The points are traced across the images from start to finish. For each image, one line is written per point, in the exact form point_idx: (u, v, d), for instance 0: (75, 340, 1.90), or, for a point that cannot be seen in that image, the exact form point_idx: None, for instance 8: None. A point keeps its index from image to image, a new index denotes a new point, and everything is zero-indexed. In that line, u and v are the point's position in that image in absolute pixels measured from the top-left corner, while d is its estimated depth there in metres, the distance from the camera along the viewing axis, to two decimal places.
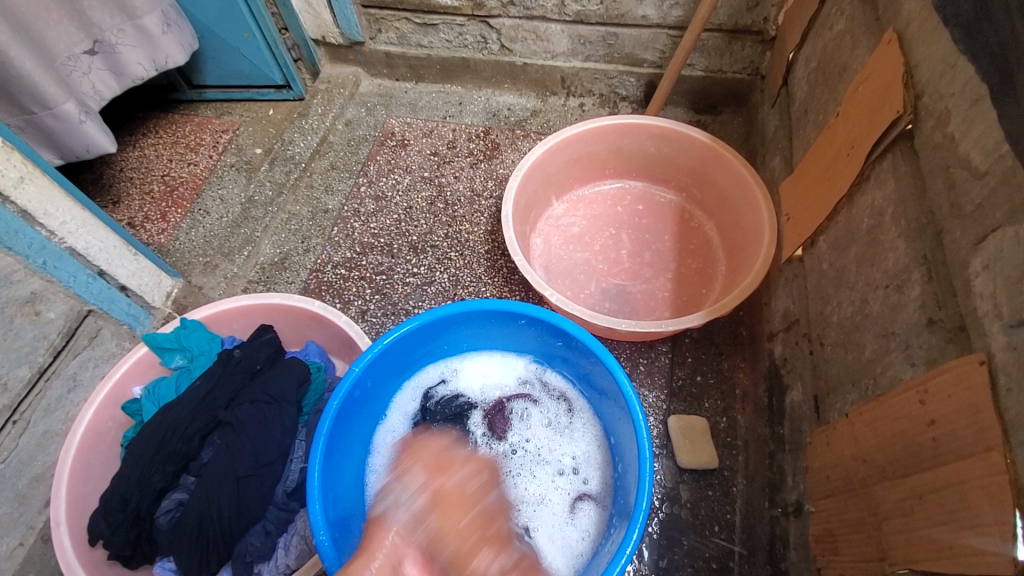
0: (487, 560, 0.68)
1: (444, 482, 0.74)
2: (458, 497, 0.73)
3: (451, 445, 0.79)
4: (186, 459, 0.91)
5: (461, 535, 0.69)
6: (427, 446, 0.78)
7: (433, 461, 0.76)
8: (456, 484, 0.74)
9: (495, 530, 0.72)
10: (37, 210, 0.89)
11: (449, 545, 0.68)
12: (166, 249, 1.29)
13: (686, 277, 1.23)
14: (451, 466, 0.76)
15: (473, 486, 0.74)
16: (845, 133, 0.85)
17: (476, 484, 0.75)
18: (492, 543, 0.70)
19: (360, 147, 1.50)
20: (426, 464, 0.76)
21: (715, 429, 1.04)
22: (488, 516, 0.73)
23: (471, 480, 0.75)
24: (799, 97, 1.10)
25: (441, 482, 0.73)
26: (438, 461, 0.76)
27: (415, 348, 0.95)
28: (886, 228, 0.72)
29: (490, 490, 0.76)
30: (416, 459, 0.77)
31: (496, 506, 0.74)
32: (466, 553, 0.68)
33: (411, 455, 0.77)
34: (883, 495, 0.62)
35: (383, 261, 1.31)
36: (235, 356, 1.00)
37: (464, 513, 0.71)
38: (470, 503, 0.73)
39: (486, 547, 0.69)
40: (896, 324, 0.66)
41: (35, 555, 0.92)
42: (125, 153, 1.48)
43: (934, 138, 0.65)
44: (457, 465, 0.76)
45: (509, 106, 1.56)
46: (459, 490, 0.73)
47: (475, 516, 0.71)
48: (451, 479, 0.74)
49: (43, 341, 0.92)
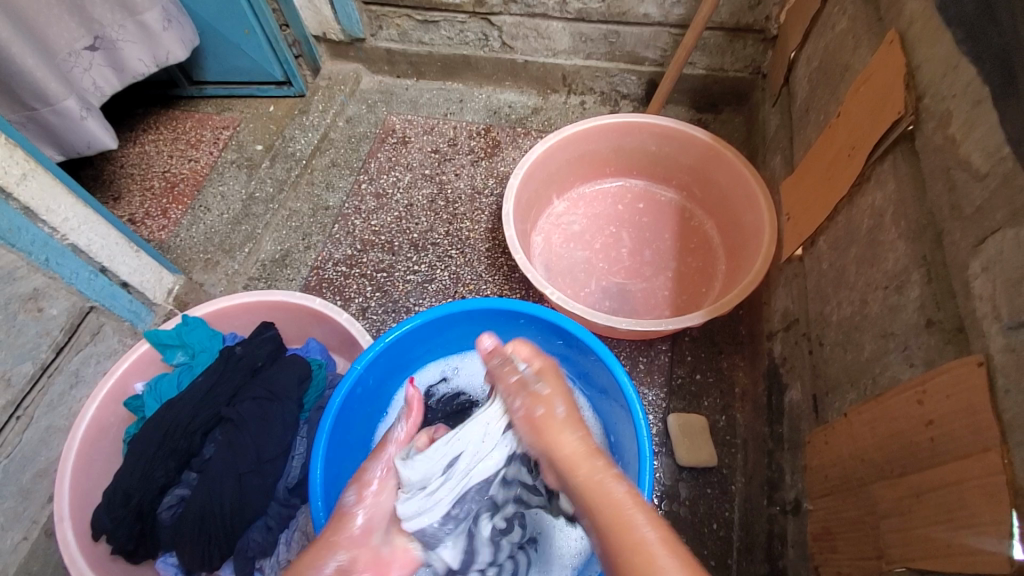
0: (573, 438, 0.65)
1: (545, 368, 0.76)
2: (554, 379, 0.74)
3: (551, 358, 0.79)
4: (188, 455, 0.92)
5: (546, 402, 0.70)
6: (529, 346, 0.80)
7: (537, 352, 0.78)
8: (554, 373, 0.75)
9: (580, 422, 0.68)
10: (39, 207, 0.89)
11: (539, 410, 0.69)
12: (167, 246, 1.30)
13: (686, 275, 1.23)
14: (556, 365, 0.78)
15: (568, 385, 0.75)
16: (846, 134, 0.85)
17: (567, 388, 0.74)
18: (578, 425, 0.67)
19: (361, 144, 1.50)
20: (527, 352, 0.78)
21: (714, 428, 1.04)
22: (576, 411, 0.70)
23: (561, 382, 0.74)
24: (800, 96, 1.10)
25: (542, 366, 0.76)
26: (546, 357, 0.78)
27: (417, 346, 0.96)
28: (886, 229, 0.72)
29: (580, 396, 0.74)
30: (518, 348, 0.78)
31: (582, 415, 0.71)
32: (545, 407, 0.69)
33: (513, 345, 0.79)
34: (881, 494, 0.62)
35: (384, 259, 1.31)
36: (237, 353, 1.01)
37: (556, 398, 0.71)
38: (563, 394, 0.72)
39: (571, 427, 0.66)
40: (895, 325, 0.67)
41: (38, 550, 0.92)
42: (126, 149, 1.48)
43: (935, 140, 0.65)
44: (553, 367, 0.76)
45: (510, 104, 1.56)
46: (558, 380, 0.75)
47: (566, 404, 0.70)
48: (548, 370, 0.75)
49: (46, 338, 0.93)
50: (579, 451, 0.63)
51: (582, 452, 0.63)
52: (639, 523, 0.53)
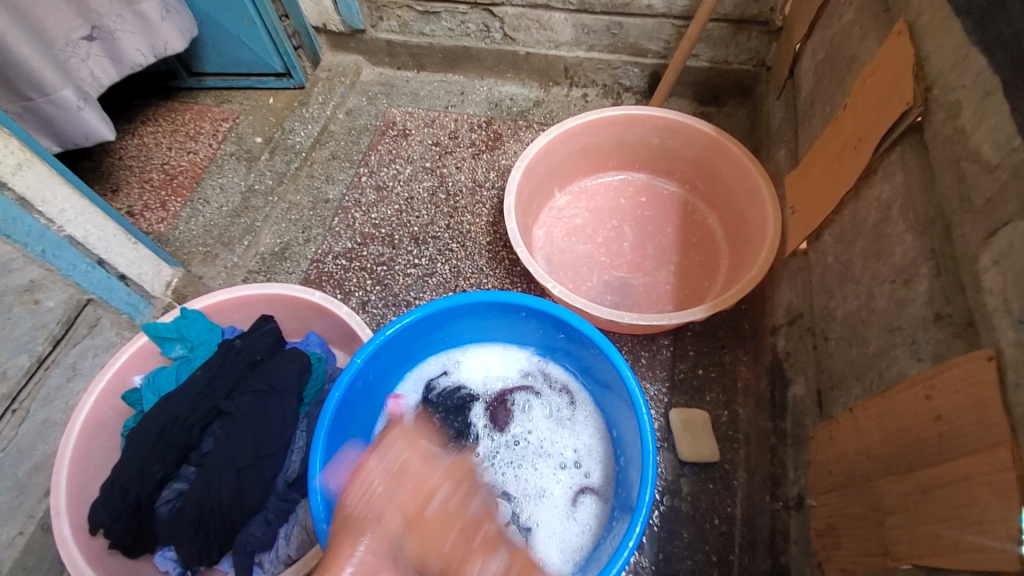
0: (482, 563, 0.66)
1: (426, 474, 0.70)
2: (441, 521, 0.66)
3: (426, 456, 0.73)
4: (187, 449, 0.91)
5: (449, 553, 0.64)
6: (400, 453, 0.72)
7: (409, 472, 0.70)
8: (437, 498, 0.68)
9: (484, 541, 0.68)
10: (35, 197, 0.88)
11: (436, 564, 0.62)
12: (165, 238, 1.29)
13: (689, 270, 1.22)
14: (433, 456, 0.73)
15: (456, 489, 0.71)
16: (853, 125, 0.84)
17: (456, 497, 0.70)
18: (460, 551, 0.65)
19: (361, 137, 1.49)
20: (402, 475, 0.69)
21: (716, 423, 1.04)
22: (473, 528, 0.68)
23: (451, 494, 0.69)
24: (805, 89, 1.09)
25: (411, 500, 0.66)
26: (422, 453, 0.73)
27: (418, 340, 0.95)
28: (893, 222, 0.71)
29: (470, 495, 0.72)
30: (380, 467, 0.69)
31: (479, 513, 0.71)
32: (462, 566, 0.65)
33: (382, 461, 0.70)
34: (886, 491, 0.62)
35: (384, 252, 1.30)
36: (236, 346, 1.00)
37: (445, 530, 0.66)
38: (455, 516, 0.68)
39: (479, 557, 0.66)
40: (902, 319, 0.66)
41: (34, 544, 0.92)
42: (124, 141, 1.47)
43: (944, 131, 0.64)
44: (434, 479, 0.70)
45: (512, 96, 1.54)
46: (442, 495, 0.69)
47: (460, 532, 0.67)
48: (431, 483, 0.69)
49: (42, 331, 0.92)
50: None
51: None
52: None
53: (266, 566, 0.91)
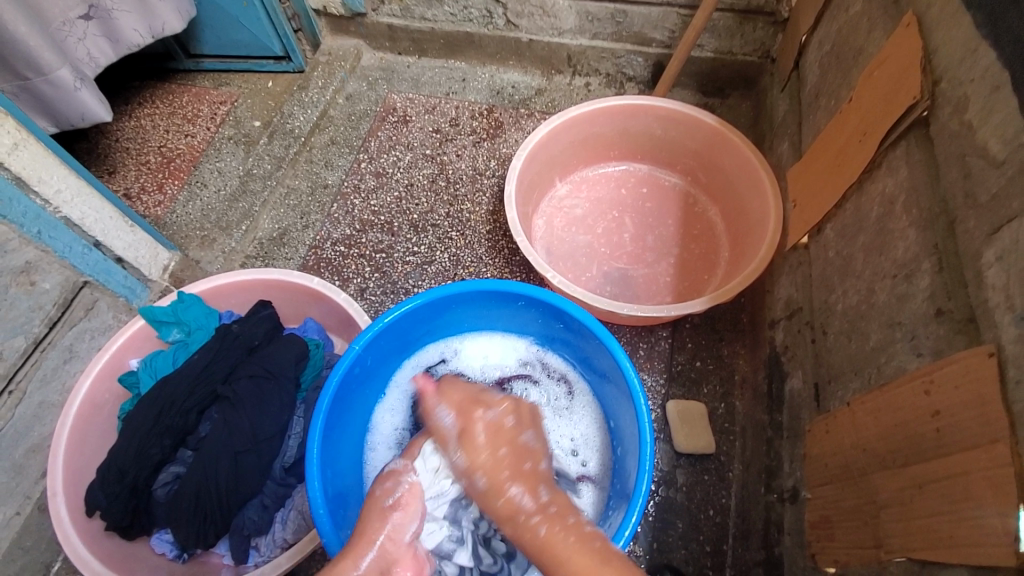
0: (514, 489, 0.59)
1: (471, 419, 0.65)
2: (494, 434, 0.64)
3: (484, 390, 0.71)
4: (184, 433, 0.91)
5: (489, 467, 0.61)
6: (463, 385, 0.71)
7: (461, 401, 0.68)
8: (489, 421, 0.65)
9: (529, 469, 0.62)
10: (31, 177, 0.87)
11: (480, 479, 0.61)
12: (163, 222, 1.27)
13: (689, 262, 1.22)
14: (487, 400, 0.68)
15: (507, 423, 0.65)
16: (859, 119, 0.83)
17: (511, 422, 0.65)
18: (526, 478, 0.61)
19: (361, 122, 1.48)
20: (456, 402, 0.68)
21: (712, 415, 1.04)
22: (523, 454, 0.63)
23: (503, 419, 0.65)
24: (810, 81, 1.08)
25: (471, 418, 0.65)
26: (472, 398, 0.68)
27: (416, 327, 0.95)
28: (896, 217, 0.71)
29: (524, 429, 0.66)
30: (446, 395, 0.70)
31: (532, 446, 0.65)
32: (498, 486, 0.60)
33: (439, 394, 0.70)
34: (882, 484, 0.62)
35: (383, 239, 1.30)
36: (233, 331, 0.99)
37: (494, 450, 0.63)
38: (505, 440, 0.64)
39: (518, 483, 0.60)
40: (903, 314, 0.66)
41: (32, 525, 0.92)
42: (121, 122, 1.45)
43: (951, 126, 0.64)
44: (489, 404, 0.67)
45: (513, 84, 1.53)
46: (494, 426, 0.65)
47: (509, 453, 0.62)
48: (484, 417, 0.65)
49: (39, 312, 0.92)
50: (529, 511, 0.59)
51: (528, 514, 0.58)
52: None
53: (262, 549, 0.91)
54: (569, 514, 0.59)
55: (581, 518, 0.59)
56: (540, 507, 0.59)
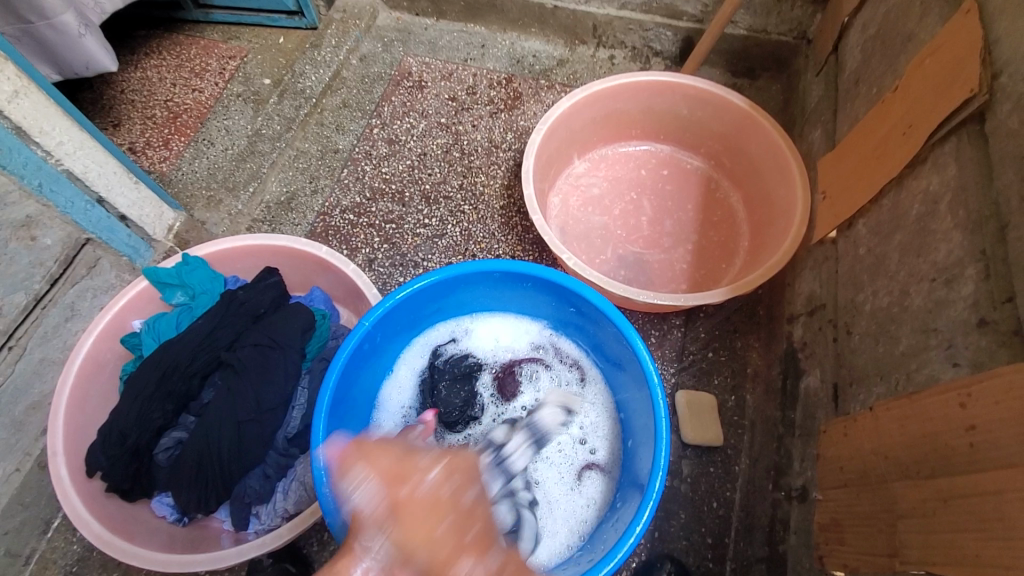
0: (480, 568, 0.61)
1: (413, 475, 0.65)
2: (432, 504, 0.63)
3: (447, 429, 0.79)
4: (186, 399, 0.90)
5: (432, 545, 0.60)
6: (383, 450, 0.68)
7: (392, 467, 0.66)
8: (446, 469, 0.67)
9: (475, 534, 0.63)
10: (32, 128, 0.84)
11: (420, 556, 0.59)
12: (168, 179, 1.24)
13: (707, 249, 1.18)
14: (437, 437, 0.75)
15: (445, 491, 0.64)
16: (905, 108, 0.78)
17: (449, 485, 0.66)
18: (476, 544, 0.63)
19: (374, 85, 1.42)
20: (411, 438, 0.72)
21: (722, 407, 1.02)
22: (466, 521, 0.64)
23: (446, 479, 0.66)
24: (849, 66, 1.03)
25: (395, 497, 0.62)
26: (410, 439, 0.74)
27: (427, 305, 0.92)
28: (939, 217, 0.67)
29: (467, 488, 0.68)
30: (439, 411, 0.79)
31: (473, 505, 0.66)
32: (446, 563, 0.60)
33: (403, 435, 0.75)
34: (902, 493, 0.60)
35: (393, 209, 1.26)
36: (238, 298, 0.97)
37: (432, 523, 0.61)
38: (445, 510, 0.63)
39: (467, 556, 0.61)
40: (939, 320, 0.63)
41: (32, 482, 0.92)
42: (127, 73, 1.39)
43: (1010, 124, 0.60)
44: (418, 463, 0.67)
45: (535, 53, 1.47)
46: (433, 492, 0.64)
47: (451, 525, 0.62)
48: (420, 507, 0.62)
49: (40, 268, 0.90)
50: None
51: None
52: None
53: (263, 518, 0.91)
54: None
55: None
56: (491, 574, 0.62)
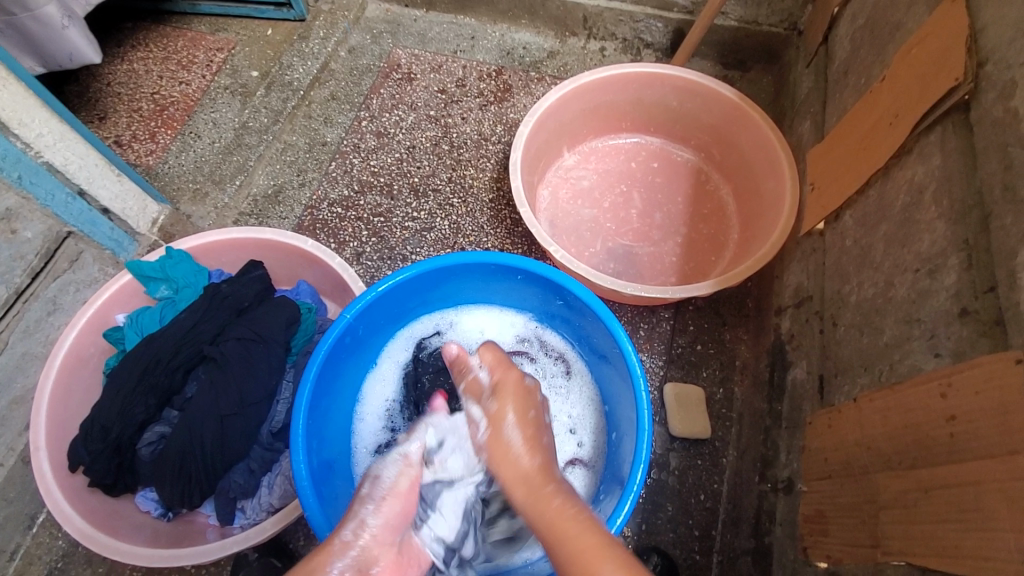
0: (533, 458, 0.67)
1: (504, 376, 0.75)
2: (528, 445, 0.68)
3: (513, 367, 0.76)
4: (170, 393, 0.89)
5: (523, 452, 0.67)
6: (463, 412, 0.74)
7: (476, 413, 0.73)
8: (521, 383, 0.75)
9: (543, 443, 0.70)
10: (11, 119, 0.82)
11: (517, 493, 0.64)
12: (154, 172, 1.23)
13: (696, 242, 1.18)
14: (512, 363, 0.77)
15: (531, 414, 0.72)
16: (893, 98, 0.78)
17: (533, 412, 0.72)
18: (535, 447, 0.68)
19: (363, 78, 1.41)
20: (490, 359, 0.77)
21: (710, 400, 1.02)
22: (536, 444, 0.69)
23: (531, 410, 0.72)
24: (839, 56, 1.02)
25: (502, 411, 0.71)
26: (502, 359, 0.77)
27: (411, 297, 0.91)
28: (924, 207, 0.67)
29: (534, 409, 0.73)
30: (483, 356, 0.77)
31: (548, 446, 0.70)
32: (539, 483, 0.64)
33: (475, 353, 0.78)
34: (884, 484, 0.60)
35: (382, 202, 1.25)
36: (223, 291, 0.96)
37: (528, 456, 0.67)
38: (538, 451, 0.68)
39: (556, 488, 0.63)
40: (923, 311, 0.63)
41: (15, 477, 0.91)
42: (112, 65, 1.38)
43: (994, 112, 0.59)
44: (515, 366, 0.76)
45: (524, 45, 1.45)
46: (524, 388, 0.75)
47: (529, 438, 0.69)
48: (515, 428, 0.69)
49: (20, 262, 0.89)
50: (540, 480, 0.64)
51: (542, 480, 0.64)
52: (588, 531, 0.57)
53: (248, 512, 0.90)
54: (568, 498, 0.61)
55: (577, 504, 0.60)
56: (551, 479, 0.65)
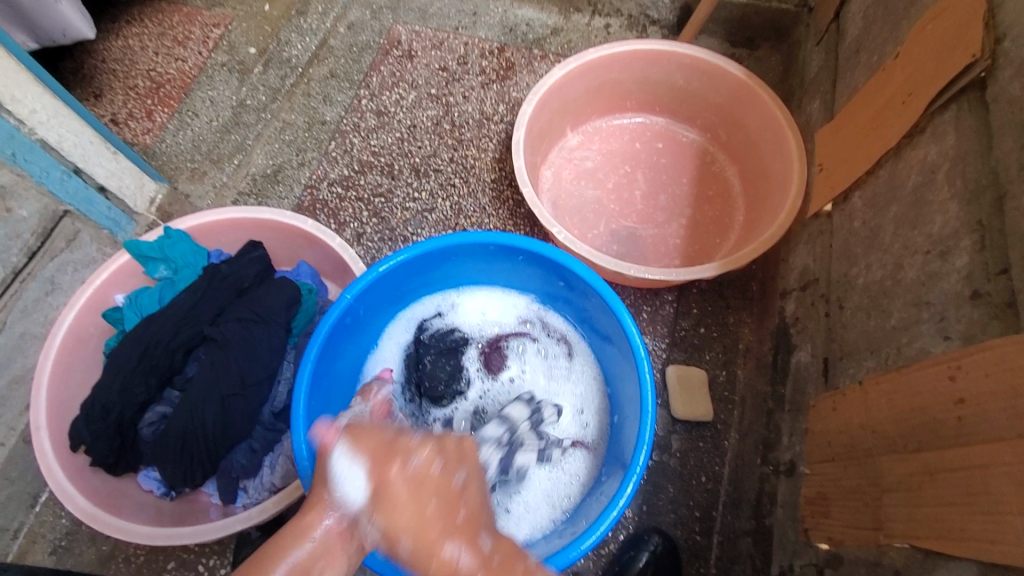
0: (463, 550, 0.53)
1: (387, 472, 0.56)
2: (416, 489, 0.56)
3: (399, 433, 0.61)
4: (170, 373, 0.89)
5: (417, 530, 0.54)
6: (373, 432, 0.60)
7: (378, 447, 0.58)
8: (414, 469, 0.57)
9: (463, 520, 0.55)
10: (2, 95, 0.80)
11: (405, 545, 0.54)
12: (151, 151, 1.21)
13: (701, 224, 1.17)
14: (404, 447, 0.59)
15: (432, 473, 0.57)
16: (906, 76, 0.76)
17: (434, 470, 0.57)
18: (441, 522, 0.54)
19: (362, 55, 1.37)
20: (369, 450, 0.58)
21: (713, 382, 1.02)
22: (453, 504, 0.56)
23: (426, 470, 0.57)
24: (850, 33, 1.00)
25: (385, 476, 0.56)
26: (386, 448, 0.58)
27: (412, 279, 0.90)
28: (936, 187, 0.65)
29: (453, 471, 0.58)
30: (355, 445, 0.59)
31: (462, 489, 0.57)
32: (428, 548, 0.53)
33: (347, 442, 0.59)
34: (888, 467, 0.60)
35: (382, 182, 1.24)
36: (222, 271, 0.95)
37: (419, 506, 0.55)
38: (432, 494, 0.56)
39: (455, 539, 0.53)
40: (933, 293, 0.62)
41: (16, 456, 0.92)
42: (108, 42, 1.34)
43: (1011, 90, 0.58)
44: (406, 452, 0.58)
45: (528, 21, 1.42)
46: (415, 479, 0.56)
47: (439, 508, 0.55)
48: (439, 490, 0.56)
49: (16, 241, 0.88)
50: (469, 572, 0.52)
51: (470, 572, 0.52)
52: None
53: (251, 491, 0.90)
54: (513, 563, 0.54)
55: (527, 565, 0.54)
56: (482, 562, 0.53)
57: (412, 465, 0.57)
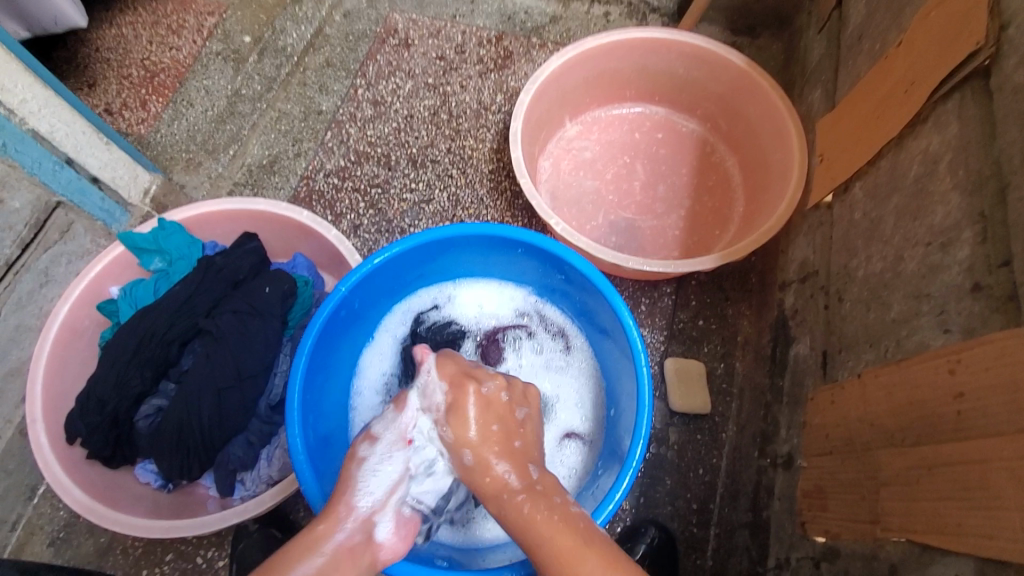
0: (514, 472, 0.64)
1: (461, 394, 0.68)
2: (486, 409, 0.68)
3: (474, 364, 0.74)
4: (166, 365, 0.88)
5: (481, 443, 0.66)
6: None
7: (454, 374, 0.71)
8: (485, 395, 0.69)
9: (518, 447, 0.67)
10: None
11: (468, 454, 0.66)
12: (146, 141, 1.21)
13: (700, 215, 1.16)
14: (479, 376, 0.71)
15: (503, 398, 0.69)
16: (909, 64, 0.74)
17: (505, 398, 0.69)
18: (505, 434, 0.67)
19: (359, 43, 1.35)
20: (447, 374, 0.71)
21: (711, 374, 1.01)
22: (513, 432, 0.68)
23: (497, 394, 0.69)
24: (852, 21, 0.98)
25: (463, 392, 0.68)
26: (464, 373, 0.71)
27: (408, 271, 0.90)
28: (938, 178, 0.64)
29: (518, 405, 0.70)
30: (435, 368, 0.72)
31: (524, 421, 0.70)
32: (486, 463, 0.65)
33: (436, 359, 0.73)
34: (886, 461, 0.59)
35: (379, 173, 1.22)
36: (216, 263, 0.94)
37: (487, 425, 0.67)
38: (498, 417, 0.68)
39: (507, 461, 0.65)
40: (933, 286, 0.62)
41: (13, 448, 0.92)
42: (101, 30, 1.31)
43: (1015, 79, 0.57)
44: (483, 378, 0.70)
45: (526, 9, 1.40)
46: (487, 401, 0.68)
47: (500, 430, 0.67)
48: (499, 420, 0.68)
49: (9, 233, 0.87)
50: (515, 490, 0.63)
51: (516, 490, 0.63)
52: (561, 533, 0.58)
53: (247, 484, 0.90)
54: (555, 496, 0.63)
55: (567, 499, 0.62)
56: (527, 486, 0.63)
57: (482, 391, 0.69)
